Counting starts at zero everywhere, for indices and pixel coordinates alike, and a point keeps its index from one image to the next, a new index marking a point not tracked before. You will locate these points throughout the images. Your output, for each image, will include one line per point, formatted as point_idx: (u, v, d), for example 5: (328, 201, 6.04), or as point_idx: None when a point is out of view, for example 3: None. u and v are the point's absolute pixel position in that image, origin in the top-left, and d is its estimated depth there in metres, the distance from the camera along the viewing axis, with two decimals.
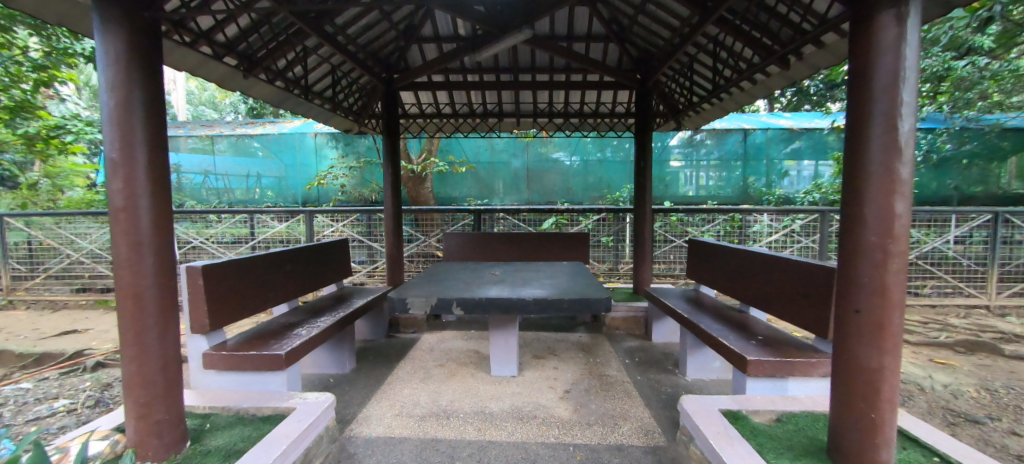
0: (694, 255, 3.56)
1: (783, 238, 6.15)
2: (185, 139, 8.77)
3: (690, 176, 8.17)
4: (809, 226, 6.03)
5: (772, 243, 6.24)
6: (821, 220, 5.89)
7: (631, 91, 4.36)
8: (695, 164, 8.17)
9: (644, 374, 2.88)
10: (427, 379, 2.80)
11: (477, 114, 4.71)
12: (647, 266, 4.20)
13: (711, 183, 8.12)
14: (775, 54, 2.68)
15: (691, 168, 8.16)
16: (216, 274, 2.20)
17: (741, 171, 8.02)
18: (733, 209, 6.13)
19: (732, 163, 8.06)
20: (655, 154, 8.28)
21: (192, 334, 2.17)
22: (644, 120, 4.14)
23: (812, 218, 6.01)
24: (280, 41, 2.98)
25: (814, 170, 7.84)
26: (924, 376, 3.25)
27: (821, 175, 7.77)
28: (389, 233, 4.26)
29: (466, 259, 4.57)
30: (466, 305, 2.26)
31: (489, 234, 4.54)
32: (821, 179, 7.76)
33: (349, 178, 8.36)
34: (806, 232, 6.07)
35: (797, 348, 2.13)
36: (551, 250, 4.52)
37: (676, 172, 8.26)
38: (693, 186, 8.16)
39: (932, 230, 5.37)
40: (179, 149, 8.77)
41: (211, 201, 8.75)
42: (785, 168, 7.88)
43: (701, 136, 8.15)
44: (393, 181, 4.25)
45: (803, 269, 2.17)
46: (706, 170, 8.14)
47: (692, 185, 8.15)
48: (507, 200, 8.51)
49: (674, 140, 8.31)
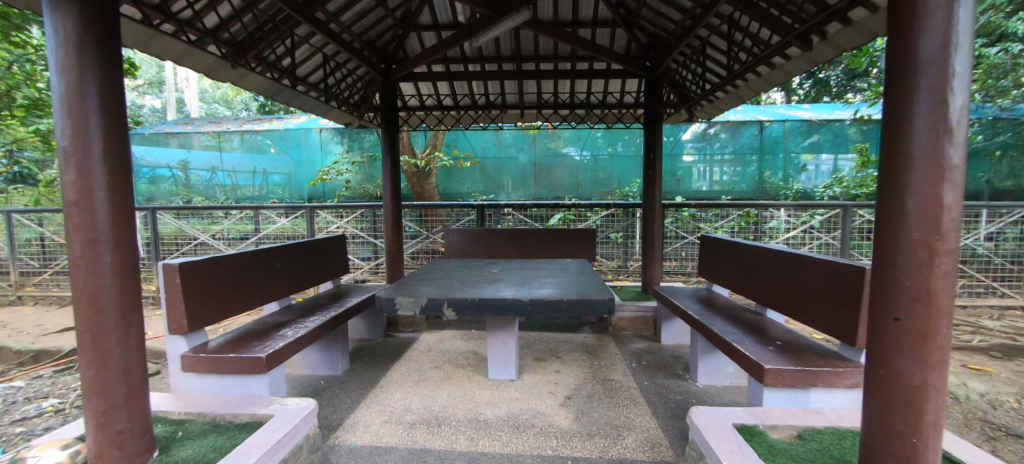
0: (705, 251, 3.39)
1: (802, 235, 5.88)
2: (197, 137, 8.85)
3: (702, 171, 7.90)
4: (830, 222, 5.75)
5: (790, 239, 5.96)
6: (842, 216, 5.61)
7: (640, 80, 4.14)
8: (708, 159, 7.88)
9: (652, 379, 2.70)
10: (421, 382, 2.68)
11: (478, 106, 4.55)
12: (657, 264, 3.99)
13: (724, 179, 7.84)
14: (795, 32, 2.48)
15: (705, 162, 7.89)
16: (195, 270, 2.11)
17: (757, 166, 7.70)
18: (748, 204, 5.86)
19: (747, 156, 7.74)
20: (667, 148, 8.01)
21: (170, 334, 2.07)
22: (654, 110, 3.92)
23: (834, 213, 5.72)
24: (269, 29, 2.87)
25: (834, 164, 7.46)
26: (957, 384, 3.01)
27: (840, 169, 7.43)
28: (388, 229, 4.12)
29: (467, 257, 4.42)
30: (458, 306, 2.12)
31: (491, 230, 4.39)
32: (841, 173, 7.42)
33: (354, 174, 8.28)
34: (826, 228, 5.79)
35: (818, 355, 1.94)
36: (556, 247, 4.35)
37: (688, 167, 8.00)
38: (706, 182, 7.89)
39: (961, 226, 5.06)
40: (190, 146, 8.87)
41: (218, 197, 8.76)
42: (802, 163, 7.55)
43: (713, 130, 7.88)
44: (393, 176, 4.11)
45: (828, 267, 1.98)
46: (720, 165, 7.84)
47: (705, 180, 7.88)
48: (514, 196, 8.34)
49: (687, 133, 8.02)
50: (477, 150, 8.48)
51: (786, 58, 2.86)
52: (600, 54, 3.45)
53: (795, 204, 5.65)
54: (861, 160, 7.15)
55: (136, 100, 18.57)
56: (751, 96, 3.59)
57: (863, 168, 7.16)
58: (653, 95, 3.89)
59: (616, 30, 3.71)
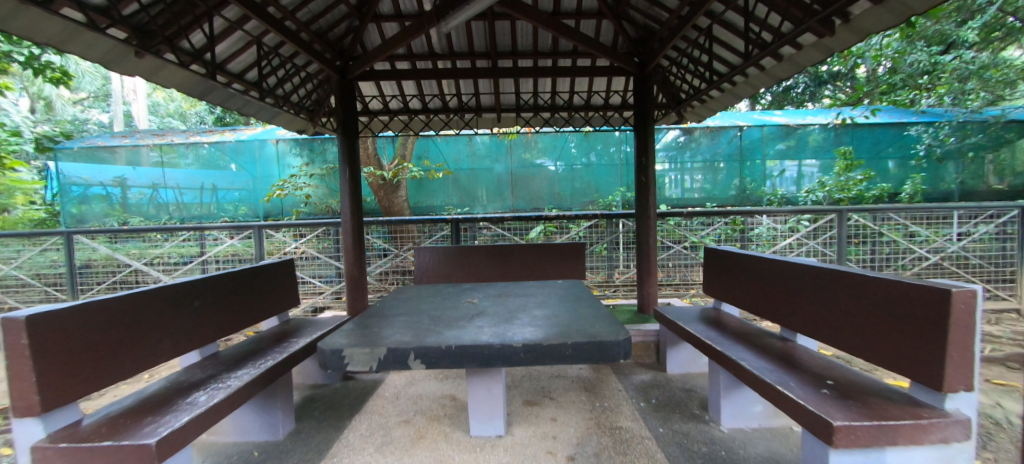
0: (711, 266, 3.10)
1: (792, 243, 5.67)
2: (147, 152, 7.94)
3: (674, 180, 7.68)
4: (819, 228, 5.59)
5: (779, 249, 5.77)
6: (838, 222, 5.43)
7: (628, 79, 3.80)
8: (680, 167, 7.69)
9: (668, 425, 2.24)
10: (385, 446, 2.11)
11: (450, 109, 4.07)
12: (653, 281, 3.60)
13: (701, 186, 7.64)
14: (816, 16, 2.19)
15: (676, 171, 7.68)
16: (55, 324, 1.52)
17: (726, 173, 7.57)
18: (735, 210, 5.58)
19: (715, 164, 7.62)
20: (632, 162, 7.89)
21: (19, 418, 1.42)
22: (645, 111, 3.55)
23: (825, 219, 5.53)
24: (186, 9, 2.33)
25: (798, 169, 7.48)
26: (993, 406, 2.71)
27: (804, 175, 7.43)
28: (348, 249, 3.55)
29: (440, 279, 3.89)
30: (429, 358, 1.57)
31: (470, 247, 3.90)
32: (802, 180, 7.46)
33: (315, 188, 7.59)
34: (813, 234, 5.62)
35: (892, 403, 1.54)
36: (541, 264, 3.89)
37: (660, 175, 7.73)
38: (684, 190, 7.66)
39: (938, 227, 5.56)
40: (139, 163, 7.95)
41: (161, 218, 7.86)
42: (769, 170, 7.51)
43: (683, 139, 7.72)
44: (354, 188, 3.55)
45: (888, 289, 1.61)
46: (691, 173, 7.65)
47: (677, 189, 7.67)
48: (490, 208, 7.91)
49: (662, 140, 7.75)
50: (448, 161, 7.99)
51: (796, 48, 2.58)
52: (587, 46, 3.06)
53: (785, 209, 5.41)
54: (843, 163, 6.94)
55: (79, 114, 17.13)
56: (749, 95, 3.32)
57: (846, 171, 6.95)
58: (643, 94, 3.54)
59: (603, 22, 3.35)
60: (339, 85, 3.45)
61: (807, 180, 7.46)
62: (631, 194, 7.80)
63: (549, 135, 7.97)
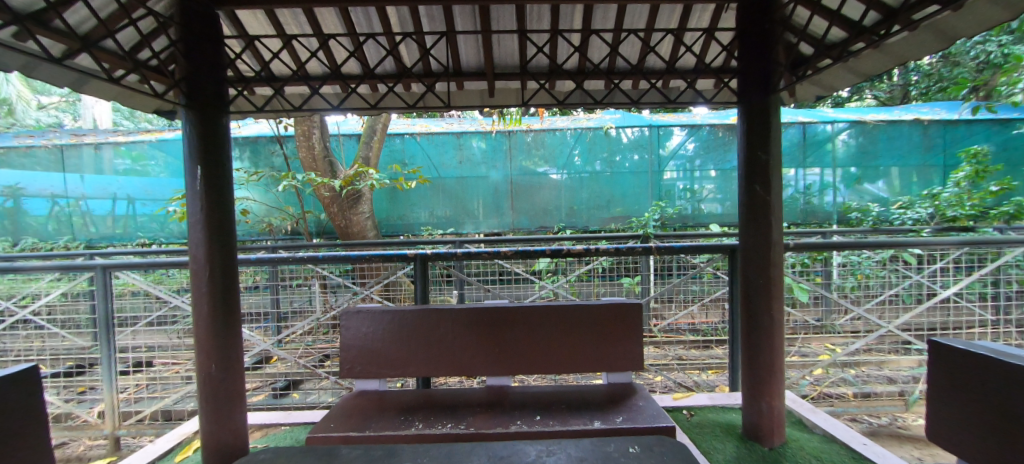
0: (955, 384, 1.39)
1: (931, 298, 3.36)
2: (53, 154, 6.21)
3: (696, 192, 6.25)
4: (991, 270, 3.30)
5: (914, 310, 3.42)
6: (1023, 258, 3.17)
7: (722, 9, 2.12)
8: (690, 176, 6.25)
9: None
10: None
11: (404, 70, 2.31)
12: (774, 379, 1.95)
13: (717, 197, 6.28)
14: None
15: (686, 179, 6.23)
16: None
17: None
18: (849, 245, 3.19)
19: None
20: (652, 164, 6.26)
21: None
22: (763, 65, 1.88)
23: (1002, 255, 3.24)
24: None
25: (821, 179, 6.09)
26: None
27: (831, 186, 6.09)
28: (198, 321, 1.86)
29: (386, 370, 2.19)
30: None
31: (441, 310, 2.22)
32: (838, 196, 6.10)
33: (255, 202, 5.58)
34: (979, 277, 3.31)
35: None
36: (564, 340, 2.20)
37: (669, 185, 6.27)
38: (708, 203, 6.24)
39: None
40: (39, 168, 6.21)
41: (61, 239, 6.25)
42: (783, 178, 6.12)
43: (693, 147, 6.24)
44: (212, 210, 1.85)
45: None
46: (706, 181, 6.25)
47: (705, 200, 6.24)
48: (485, 226, 6.36)
49: (669, 145, 6.25)
50: (427, 166, 6.34)
51: None
52: None
53: (951, 239, 3.03)
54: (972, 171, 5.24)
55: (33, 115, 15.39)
56: (980, 32, 1.70)
57: (972, 181, 5.23)
58: (755, 41, 1.90)
59: None
60: (179, 12, 1.78)
61: (846, 189, 6.09)
62: (669, 209, 6.21)
63: (558, 135, 6.32)
